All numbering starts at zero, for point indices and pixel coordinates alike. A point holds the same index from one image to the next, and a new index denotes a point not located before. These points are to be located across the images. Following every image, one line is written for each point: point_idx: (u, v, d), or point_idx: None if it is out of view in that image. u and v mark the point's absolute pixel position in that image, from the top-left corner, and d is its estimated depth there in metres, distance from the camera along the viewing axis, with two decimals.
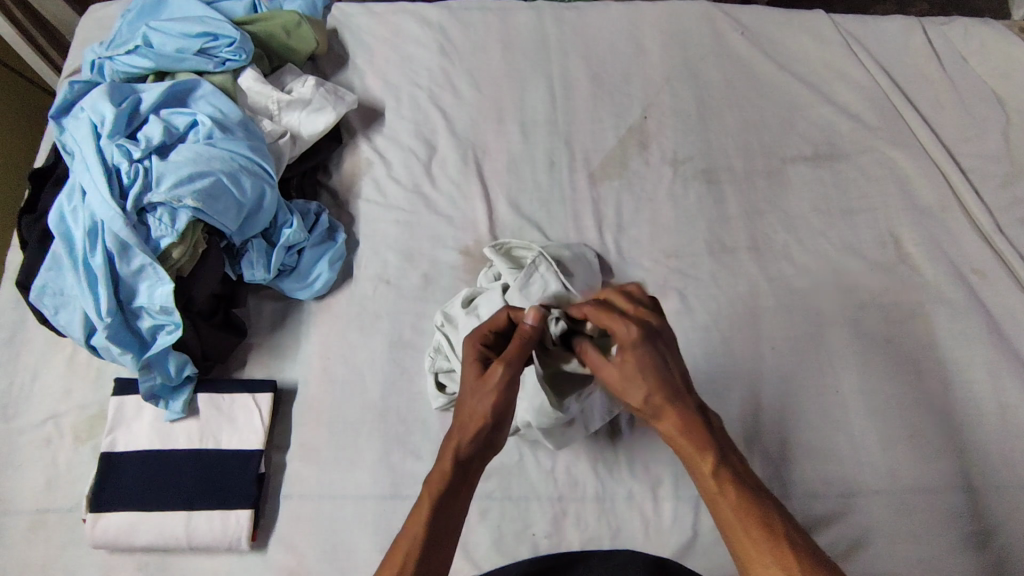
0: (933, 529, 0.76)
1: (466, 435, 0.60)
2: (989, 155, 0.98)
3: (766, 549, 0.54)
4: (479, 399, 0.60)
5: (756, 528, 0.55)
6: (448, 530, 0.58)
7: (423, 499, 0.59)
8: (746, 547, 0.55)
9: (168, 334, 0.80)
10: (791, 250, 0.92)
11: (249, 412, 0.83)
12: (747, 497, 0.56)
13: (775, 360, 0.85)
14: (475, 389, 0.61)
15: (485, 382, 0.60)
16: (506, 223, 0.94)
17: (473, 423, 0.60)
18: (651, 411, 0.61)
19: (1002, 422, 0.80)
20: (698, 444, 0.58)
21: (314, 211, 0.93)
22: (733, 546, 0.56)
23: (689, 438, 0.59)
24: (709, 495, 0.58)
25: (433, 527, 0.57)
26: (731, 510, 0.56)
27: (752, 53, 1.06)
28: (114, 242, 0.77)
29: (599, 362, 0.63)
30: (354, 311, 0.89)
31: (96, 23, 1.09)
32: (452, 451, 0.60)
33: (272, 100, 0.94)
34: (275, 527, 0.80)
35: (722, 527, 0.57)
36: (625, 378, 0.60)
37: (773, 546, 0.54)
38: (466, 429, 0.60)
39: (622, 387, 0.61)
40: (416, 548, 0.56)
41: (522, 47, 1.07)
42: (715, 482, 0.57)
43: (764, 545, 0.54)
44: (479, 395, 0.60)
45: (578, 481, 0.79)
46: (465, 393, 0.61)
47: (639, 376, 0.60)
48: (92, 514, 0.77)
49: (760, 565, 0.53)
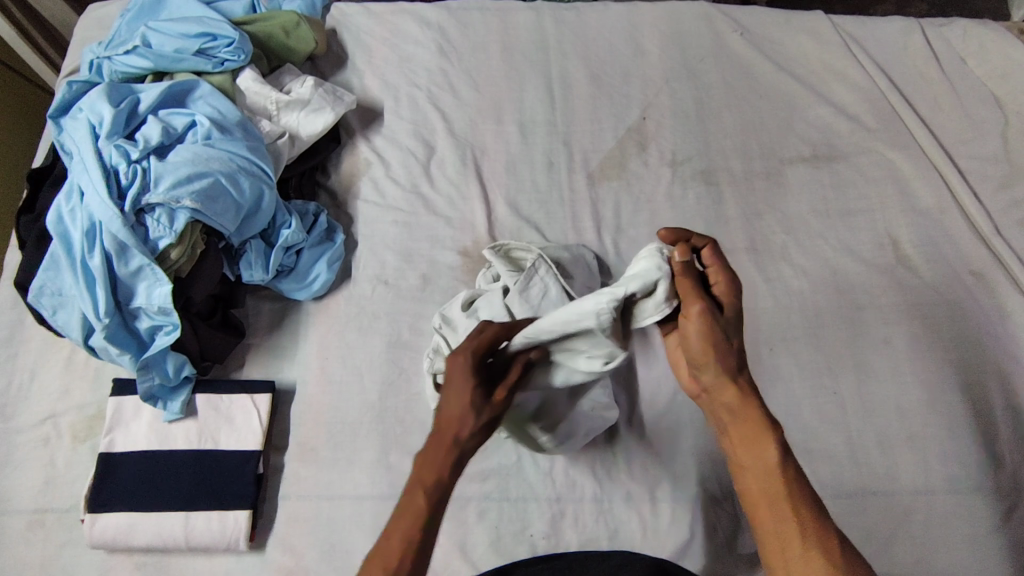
0: (930, 530, 0.76)
1: (464, 449, 0.58)
2: (987, 156, 0.98)
3: (812, 527, 0.54)
4: (480, 422, 0.58)
5: (804, 504, 0.56)
6: (433, 540, 0.55)
7: (416, 505, 0.55)
8: (788, 529, 0.55)
9: (166, 335, 0.80)
10: (789, 251, 0.92)
11: (247, 412, 0.83)
12: (800, 477, 0.58)
13: (773, 362, 0.85)
14: (479, 411, 0.58)
15: (488, 407, 0.58)
16: (504, 223, 0.94)
17: (471, 440, 0.58)
18: (739, 363, 0.62)
19: (1000, 424, 0.80)
20: (767, 416, 0.60)
21: (313, 212, 0.93)
22: (772, 524, 0.56)
23: (761, 404, 0.61)
24: (763, 467, 0.58)
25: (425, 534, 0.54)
26: (784, 488, 0.57)
27: (750, 53, 1.06)
28: (111, 242, 0.76)
29: (697, 297, 0.64)
30: (352, 311, 0.89)
31: (95, 23, 1.09)
32: (446, 460, 0.57)
33: (271, 100, 0.93)
34: (273, 527, 0.80)
35: (766, 507, 0.57)
36: (727, 322, 0.63)
37: (818, 524, 0.54)
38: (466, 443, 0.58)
39: (725, 327, 0.63)
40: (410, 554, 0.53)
41: (521, 47, 1.07)
42: (776, 457, 0.58)
43: (810, 523, 0.54)
44: (483, 417, 0.58)
45: (576, 482, 0.79)
46: (462, 409, 0.58)
47: (732, 325, 0.63)
48: (91, 514, 0.77)
49: (801, 543, 0.54)
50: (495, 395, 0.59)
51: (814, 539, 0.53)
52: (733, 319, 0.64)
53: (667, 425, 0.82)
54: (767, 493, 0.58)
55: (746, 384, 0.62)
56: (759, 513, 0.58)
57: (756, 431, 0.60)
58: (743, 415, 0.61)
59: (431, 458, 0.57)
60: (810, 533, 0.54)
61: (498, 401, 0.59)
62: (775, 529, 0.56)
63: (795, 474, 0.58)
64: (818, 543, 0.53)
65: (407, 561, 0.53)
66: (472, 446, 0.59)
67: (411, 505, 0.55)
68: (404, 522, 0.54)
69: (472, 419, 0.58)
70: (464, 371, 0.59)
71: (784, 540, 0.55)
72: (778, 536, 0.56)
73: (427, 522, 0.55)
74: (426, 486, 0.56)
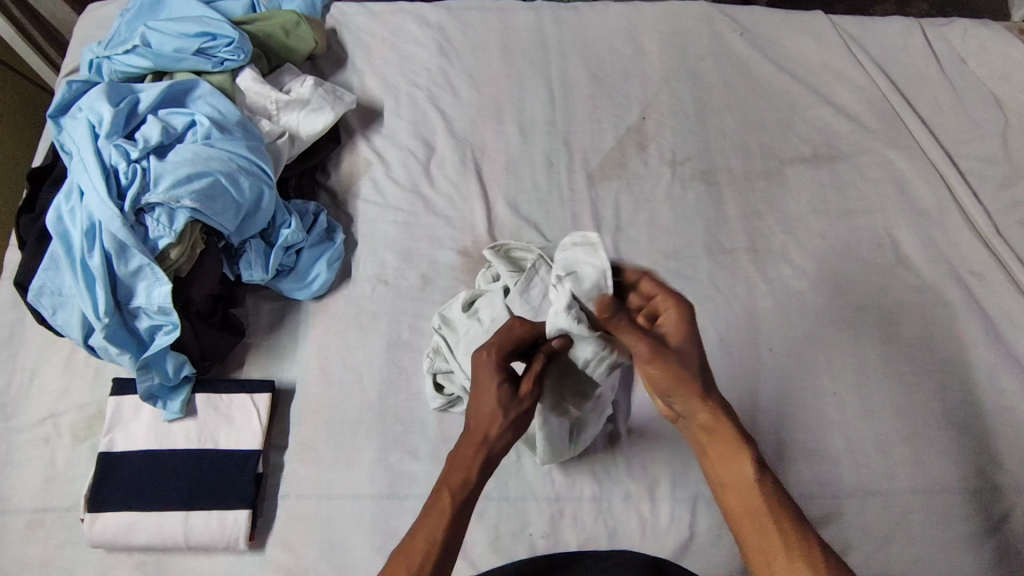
0: (929, 530, 0.76)
1: (493, 448, 0.61)
2: (987, 156, 0.98)
3: (794, 540, 0.54)
4: (508, 420, 0.61)
5: (785, 515, 0.56)
6: (461, 536, 0.57)
7: (445, 502, 0.58)
8: (773, 543, 0.55)
9: (166, 334, 0.80)
10: (789, 251, 0.92)
11: (247, 412, 0.83)
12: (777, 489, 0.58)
13: (772, 362, 0.85)
14: (507, 409, 0.61)
15: (515, 404, 0.61)
16: (504, 223, 0.94)
17: (500, 439, 0.61)
18: (707, 384, 0.60)
19: (999, 423, 0.80)
20: (740, 433, 0.60)
21: (313, 212, 0.93)
22: (754, 538, 0.57)
23: (732, 423, 0.60)
24: (741, 482, 0.59)
25: (454, 529, 0.56)
26: (764, 504, 0.57)
27: (750, 53, 1.06)
28: (111, 242, 0.76)
29: (638, 330, 0.57)
30: (352, 311, 0.89)
31: (94, 22, 1.09)
32: (475, 459, 0.60)
33: (271, 99, 0.93)
34: (273, 526, 0.80)
35: (747, 521, 0.58)
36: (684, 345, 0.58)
37: (800, 534, 0.55)
38: (493, 442, 0.61)
39: (678, 356, 0.58)
40: (437, 550, 0.55)
41: (521, 47, 1.07)
42: (754, 472, 0.58)
43: (790, 533, 0.55)
44: (511, 415, 0.61)
45: (575, 482, 0.79)
46: (490, 406, 0.61)
47: (691, 349, 0.58)
48: (91, 513, 0.78)
49: (784, 554, 0.54)
50: (522, 388, 0.62)
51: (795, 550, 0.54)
52: (685, 345, 0.58)
53: (667, 425, 0.82)
54: (749, 507, 0.58)
55: (718, 405, 0.60)
56: (742, 529, 0.58)
57: (731, 448, 0.60)
58: (718, 435, 0.61)
59: (460, 459, 0.60)
60: (792, 540, 0.54)
61: (526, 398, 0.62)
62: (759, 544, 0.56)
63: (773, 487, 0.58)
64: (802, 557, 0.53)
65: (433, 556, 0.54)
66: (501, 445, 0.61)
67: (440, 503, 0.58)
68: (431, 519, 0.57)
69: (501, 417, 0.60)
70: (493, 368, 0.61)
71: (768, 553, 0.55)
72: (761, 551, 0.56)
73: (453, 519, 0.57)
74: (454, 484, 0.59)
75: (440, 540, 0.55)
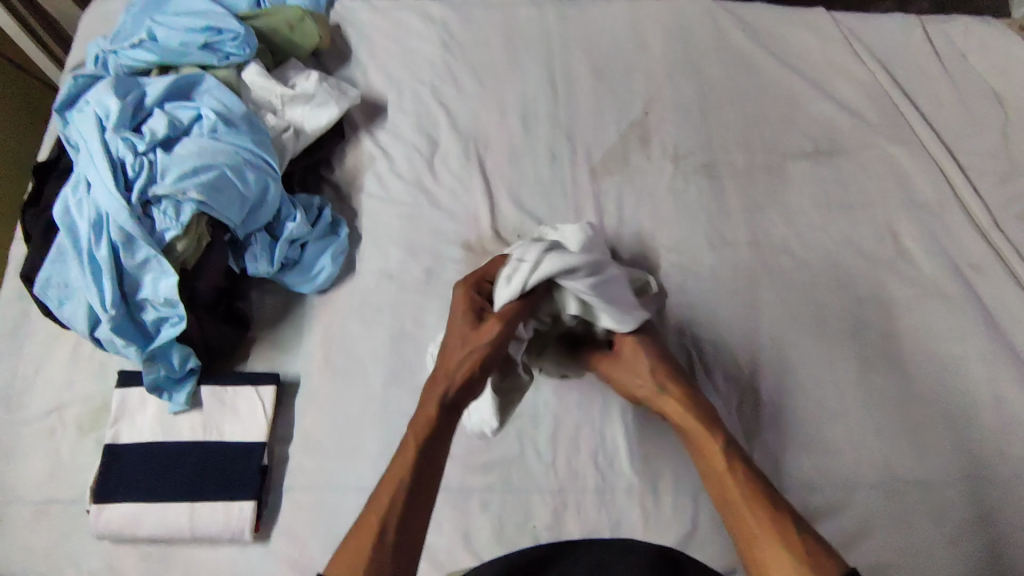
0: (930, 523, 0.76)
1: (452, 381, 0.68)
2: (987, 151, 0.99)
3: (769, 527, 0.62)
4: (468, 350, 0.69)
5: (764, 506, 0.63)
6: (430, 480, 0.65)
7: (409, 451, 0.65)
8: (758, 531, 0.62)
9: (172, 327, 0.80)
10: (790, 245, 0.92)
11: (252, 403, 0.84)
12: (754, 479, 0.65)
13: (774, 353, 0.85)
14: (466, 340, 0.70)
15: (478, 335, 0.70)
16: (507, 216, 0.94)
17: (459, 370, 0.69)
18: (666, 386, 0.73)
19: (1000, 416, 0.81)
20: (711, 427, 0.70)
21: (317, 206, 0.94)
22: (745, 531, 0.63)
23: (695, 416, 0.71)
24: (722, 482, 0.67)
25: (417, 476, 0.64)
26: (741, 496, 0.65)
27: (752, 49, 1.07)
28: (119, 233, 0.77)
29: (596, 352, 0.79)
30: (355, 303, 0.90)
31: (99, 17, 1.10)
32: (435, 399, 0.68)
33: (275, 94, 0.94)
34: (277, 517, 0.80)
35: (733, 515, 0.65)
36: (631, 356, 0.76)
37: (779, 525, 0.62)
38: (452, 382, 0.69)
39: (636, 374, 0.75)
40: (401, 496, 0.62)
41: (524, 42, 1.07)
42: (725, 465, 0.67)
43: (772, 527, 0.62)
44: (468, 347, 0.69)
45: (578, 473, 0.80)
46: (455, 339, 0.70)
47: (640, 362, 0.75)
48: (96, 505, 0.78)
49: (768, 544, 0.61)
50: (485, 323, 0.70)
51: (778, 540, 0.61)
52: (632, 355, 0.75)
53: (670, 418, 0.82)
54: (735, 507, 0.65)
55: (678, 402, 0.72)
56: (731, 526, 0.65)
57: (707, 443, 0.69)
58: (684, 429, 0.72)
59: (424, 404, 0.68)
60: (774, 529, 0.61)
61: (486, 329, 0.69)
62: (749, 535, 0.63)
63: (750, 480, 0.65)
64: (779, 538, 0.61)
65: (398, 496, 0.62)
66: (460, 377, 0.69)
67: (404, 452, 0.65)
68: (398, 467, 0.64)
69: (461, 347, 0.70)
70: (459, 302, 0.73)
71: (753, 541, 0.62)
72: (749, 541, 0.63)
73: (421, 460, 0.65)
74: (417, 429, 0.66)
75: (404, 488, 0.62)
